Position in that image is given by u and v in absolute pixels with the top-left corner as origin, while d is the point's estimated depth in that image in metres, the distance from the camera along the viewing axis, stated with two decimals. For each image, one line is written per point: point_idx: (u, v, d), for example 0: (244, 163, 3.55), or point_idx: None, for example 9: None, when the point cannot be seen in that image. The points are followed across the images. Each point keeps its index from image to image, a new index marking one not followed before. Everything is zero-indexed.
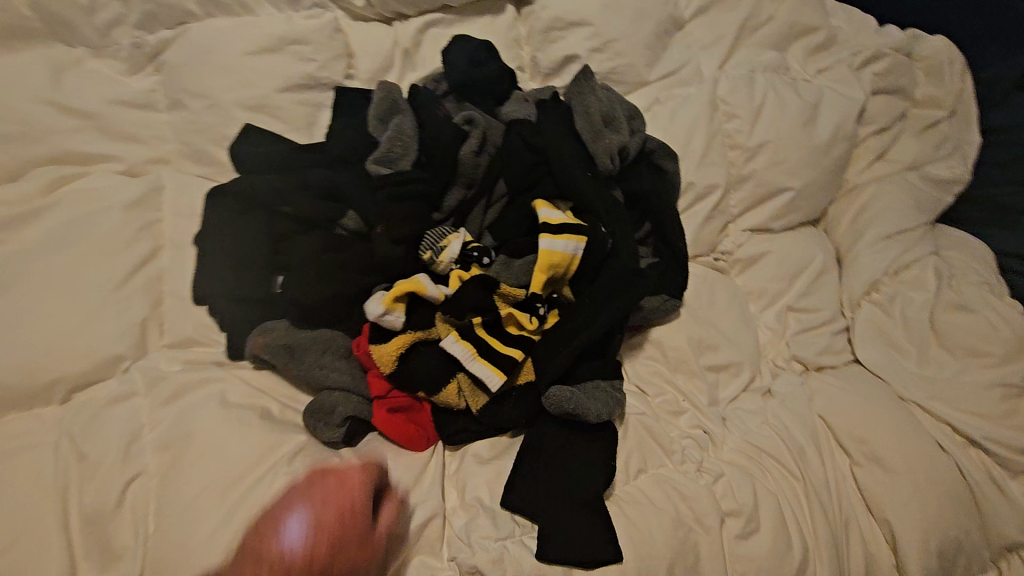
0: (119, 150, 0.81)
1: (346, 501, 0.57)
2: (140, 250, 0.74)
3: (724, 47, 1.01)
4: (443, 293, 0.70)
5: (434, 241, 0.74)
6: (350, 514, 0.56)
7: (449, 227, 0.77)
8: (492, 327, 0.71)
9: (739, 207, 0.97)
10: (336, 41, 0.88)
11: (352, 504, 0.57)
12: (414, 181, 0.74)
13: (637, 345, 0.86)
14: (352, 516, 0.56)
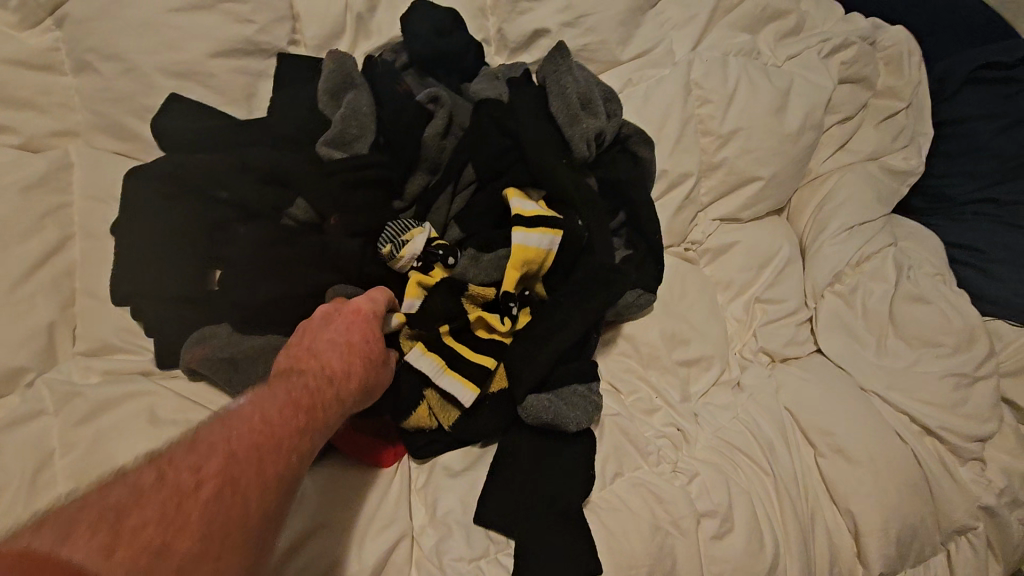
0: (13, 119, 0.69)
1: (369, 302, 0.58)
2: (43, 241, 0.63)
3: (698, 27, 0.97)
4: (403, 314, 0.63)
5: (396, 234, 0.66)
6: (375, 311, 0.58)
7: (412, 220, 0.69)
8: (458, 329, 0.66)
9: (708, 196, 0.95)
10: (278, 1, 0.77)
11: (374, 307, 0.58)
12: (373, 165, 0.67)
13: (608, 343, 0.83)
14: (375, 312, 0.58)
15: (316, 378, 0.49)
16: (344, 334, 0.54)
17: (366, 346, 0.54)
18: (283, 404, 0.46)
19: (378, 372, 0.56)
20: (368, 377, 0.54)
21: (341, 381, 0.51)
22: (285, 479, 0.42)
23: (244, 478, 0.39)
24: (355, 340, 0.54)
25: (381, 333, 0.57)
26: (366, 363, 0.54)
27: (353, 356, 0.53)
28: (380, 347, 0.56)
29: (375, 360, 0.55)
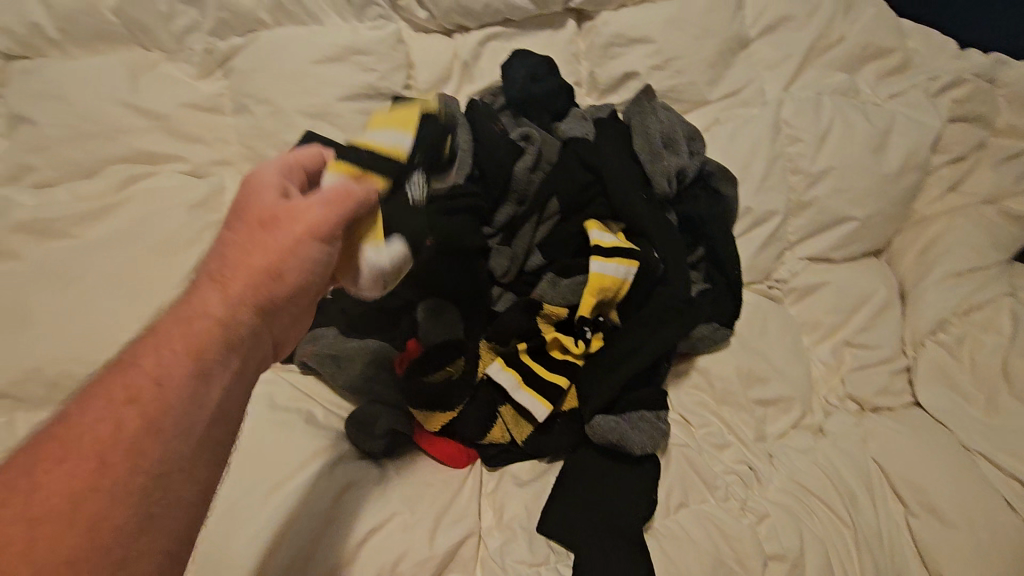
0: (188, 151, 0.85)
1: (236, 193, 0.50)
2: (201, 250, 0.77)
3: (792, 67, 0.98)
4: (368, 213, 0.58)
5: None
6: (253, 188, 0.49)
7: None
8: (534, 344, 0.71)
9: (797, 234, 0.93)
10: (397, 51, 0.89)
11: (248, 188, 0.49)
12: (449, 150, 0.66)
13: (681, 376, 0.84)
14: (245, 194, 0.49)
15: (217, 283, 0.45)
16: (216, 243, 0.48)
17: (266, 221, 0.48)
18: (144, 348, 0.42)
19: (266, 241, 0.47)
20: (258, 254, 0.46)
21: (209, 292, 0.45)
22: (169, 397, 0.40)
23: (66, 448, 0.37)
24: (227, 240, 0.48)
25: (264, 206, 0.48)
26: (276, 230, 0.47)
27: (225, 259, 0.47)
28: (260, 221, 0.48)
29: (255, 241, 0.47)
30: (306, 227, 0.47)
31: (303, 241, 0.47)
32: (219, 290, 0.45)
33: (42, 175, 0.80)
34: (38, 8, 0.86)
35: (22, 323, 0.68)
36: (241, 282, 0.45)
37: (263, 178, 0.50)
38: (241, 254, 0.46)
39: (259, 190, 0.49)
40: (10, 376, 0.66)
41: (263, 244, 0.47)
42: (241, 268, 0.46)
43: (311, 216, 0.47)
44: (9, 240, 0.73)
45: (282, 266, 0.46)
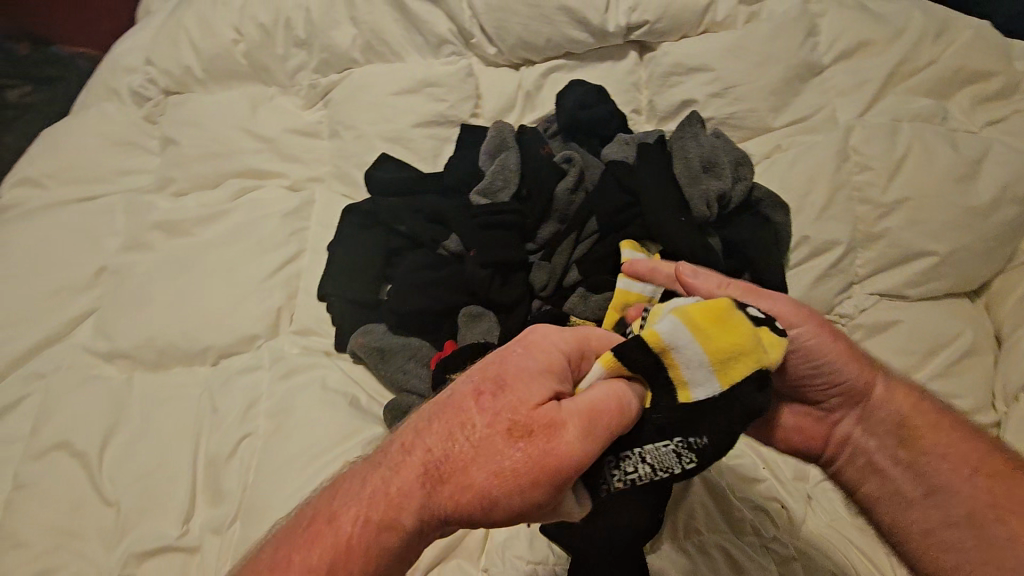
0: (287, 168, 0.99)
1: (498, 361, 0.44)
2: (287, 251, 0.90)
3: (867, 93, 0.93)
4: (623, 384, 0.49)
5: (654, 471, 0.49)
6: (511, 369, 0.43)
7: (681, 438, 0.51)
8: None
9: (865, 267, 0.87)
10: (467, 84, 0.99)
11: (503, 363, 0.44)
12: (699, 419, 0.51)
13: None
14: (498, 372, 0.43)
15: (415, 474, 0.42)
16: (434, 404, 0.44)
17: (531, 462, 0.40)
18: (357, 478, 0.44)
19: (491, 454, 0.41)
20: (473, 466, 0.41)
21: (410, 477, 0.42)
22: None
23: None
24: (461, 407, 0.42)
25: (513, 408, 0.41)
26: (533, 459, 0.40)
27: (434, 440, 0.42)
28: (516, 428, 0.41)
29: (474, 446, 0.41)
30: (543, 458, 0.40)
31: (527, 480, 0.40)
32: (423, 487, 0.42)
33: (177, 184, 0.99)
34: (191, 54, 1.07)
35: (148, 301, 0.85)
36: (449, 487, 0.41)
37: (525, 361, 0.44)
38: (451, 447, 0.42)
39: (502, 372, 0.43)
40: (130, 341, 0.81)
41: (482, 454, 0.41)
42: (457, 475, 0.41)
43: (565, 446, 0.41)
44: (147, 234, 0.91)
45: (495, 496, 0.40)
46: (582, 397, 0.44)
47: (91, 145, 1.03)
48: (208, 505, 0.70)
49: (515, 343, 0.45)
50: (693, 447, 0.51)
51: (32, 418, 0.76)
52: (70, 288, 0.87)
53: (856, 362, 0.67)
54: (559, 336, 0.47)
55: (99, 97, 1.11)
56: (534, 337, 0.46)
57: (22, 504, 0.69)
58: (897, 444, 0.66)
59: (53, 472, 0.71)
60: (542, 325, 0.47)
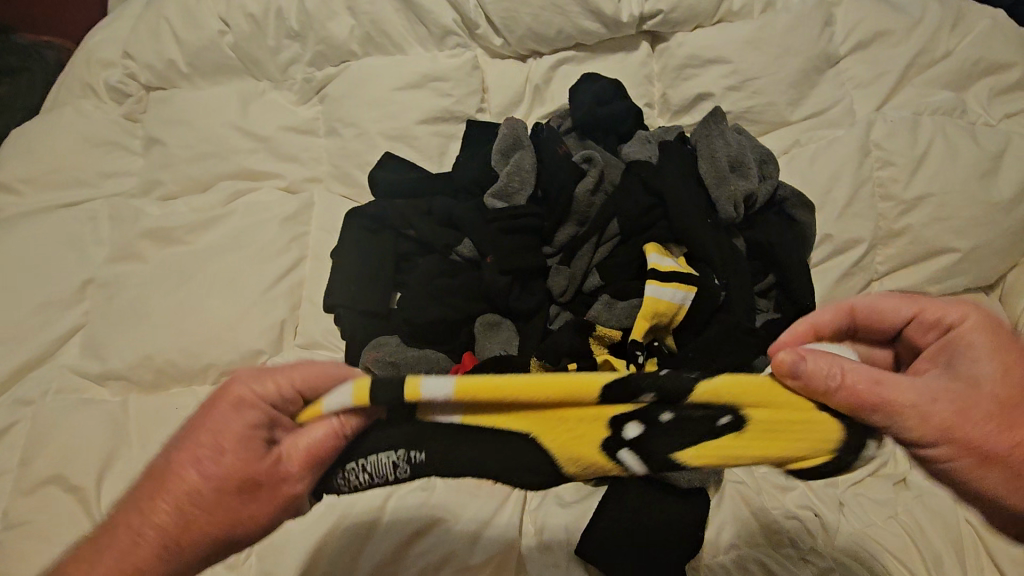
0: (283, 168, 0.93)
1: (201, 429, 0.47)
2: (288, 259, 0.85)
3: (885, 85, 0.91)
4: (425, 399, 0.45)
5: (370, 479, 0.50)
6: (213, 436, 0.46)
7: (402, 454, 0.49)
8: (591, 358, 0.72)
9: (886, 264, 0.83)
10: (473, 77, 0.94)
11: (208, 431, 0.46)
12: (427, 442, 0.49)
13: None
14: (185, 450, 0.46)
15: (148, 535, 0.45)
16: (147, 476, 0.48)
17: (258, 505, 0.46)
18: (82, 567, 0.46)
19: (218, 513, 0.46)
20: (200, 521, 0.45)
21: (130, 534, 0.46)
22: None
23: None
24: (182, 476, 0.46)
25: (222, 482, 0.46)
26: (256, 500, 0.46)
27: (165, 517, 0.46)
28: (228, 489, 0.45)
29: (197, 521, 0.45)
30: (277, 501, 0.47)
31: (263, 519, 0.47)
32: (162, 556, 0.45)
33: (165, 188, 0.93)
34: (173, 47, 1.00)
35: (141, 316, 0.79)
36: (189, 544, 0.46)
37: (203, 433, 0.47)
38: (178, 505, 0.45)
39: (214, 441, 0.46)
40: (124, 361, 0.76)
41: (213, 514, 0.46)
42: (194, 537, 0.45)
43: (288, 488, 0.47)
44: (137, 244, 0.85)
45: (238, 538, 0.46)
46: (302, 438, 0.47)
47: (69, 146, 0.96)
48: None
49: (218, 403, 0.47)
50: (411, 462, 0.50)
51: (21, 448, 0.70)
52: (53, 304, 0.81)
53: (1015, 371, 0.51)
54: (259, 384, 0.47)
55: (74, 93, 1.03)
56: (237, 391, 0.47)
57: (14, 544, 0.64)
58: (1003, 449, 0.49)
59: (50, 506, 0.66)
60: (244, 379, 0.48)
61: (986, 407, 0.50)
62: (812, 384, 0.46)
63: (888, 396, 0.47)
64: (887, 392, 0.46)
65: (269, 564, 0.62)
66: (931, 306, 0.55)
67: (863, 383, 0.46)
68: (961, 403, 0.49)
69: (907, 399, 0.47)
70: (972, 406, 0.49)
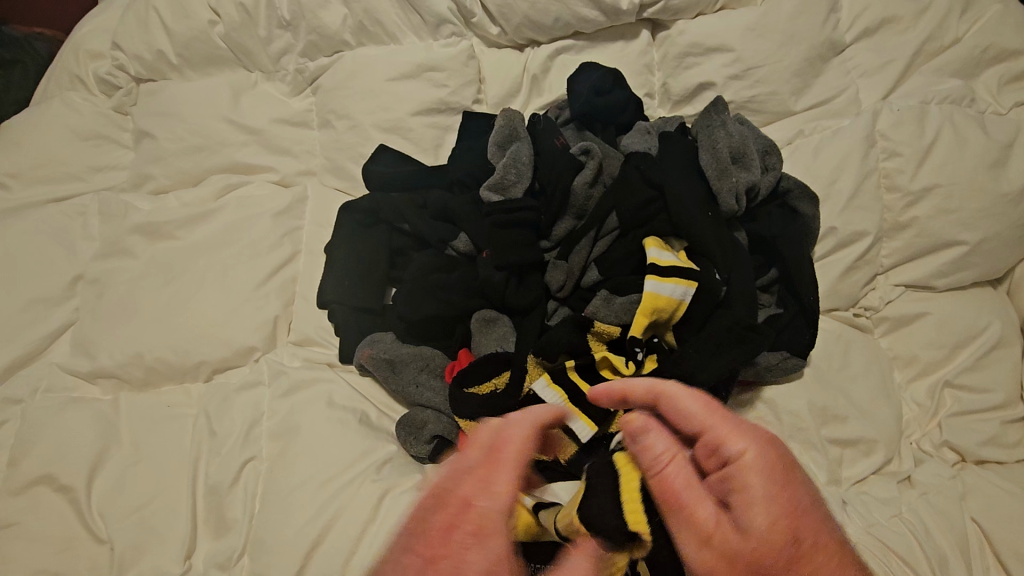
0: (275, 161, 0.92)
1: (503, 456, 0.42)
2: (281, 254, 0.83)
3: (891, 74, 0.88)
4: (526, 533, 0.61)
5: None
6: (487, 519, 0.39)
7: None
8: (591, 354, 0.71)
9: (891, 256, 0.81)
10: (468, 67, 0.92)
11: (479, 513, 0.39)
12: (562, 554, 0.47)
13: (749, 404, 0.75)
14: (467, 521, 0.39)
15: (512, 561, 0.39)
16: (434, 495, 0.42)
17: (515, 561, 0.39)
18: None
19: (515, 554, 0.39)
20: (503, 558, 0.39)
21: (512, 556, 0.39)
22: None
23: None
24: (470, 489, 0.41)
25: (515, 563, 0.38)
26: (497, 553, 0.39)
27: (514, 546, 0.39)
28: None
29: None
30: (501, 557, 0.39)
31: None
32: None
33: (156, 182, 0.91)
34: (162, 37, 0.98)
35: (131, 313, 0.78)
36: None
37: (493, 498, 0.40)
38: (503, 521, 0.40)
39: (468, 520, 0.39)
40: (114, 359, 0.75)
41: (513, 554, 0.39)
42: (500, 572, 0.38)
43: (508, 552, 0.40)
44: (126, 239, 0.84)
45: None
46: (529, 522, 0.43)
47: (58, 139, 0.94)
48: (211, 537, 0.64)
49: (503, 457, 0.42)
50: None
51: (10, 448, 0.69)
52: (42, 301, 0.80)
53: (782, 518, 0.40)
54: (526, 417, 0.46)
55: (62, 85, 1.01)
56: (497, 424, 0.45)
57: (3, 546, 0.62)
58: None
59: (39, 507, 0.65)
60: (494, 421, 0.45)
61: (798, 533, 0.41)
62: (647, 456, 0.46)
63: (686, 504, 0.42)
64: (684, 501, 0.42)
65: (261, 566, 0.61)
66: (758, 432, 0.44)
67: (678, 481, 0.43)
68: (761, 550, 0.40)
69: (673, 477, 0.43)
70: (790, 518, 0.41)
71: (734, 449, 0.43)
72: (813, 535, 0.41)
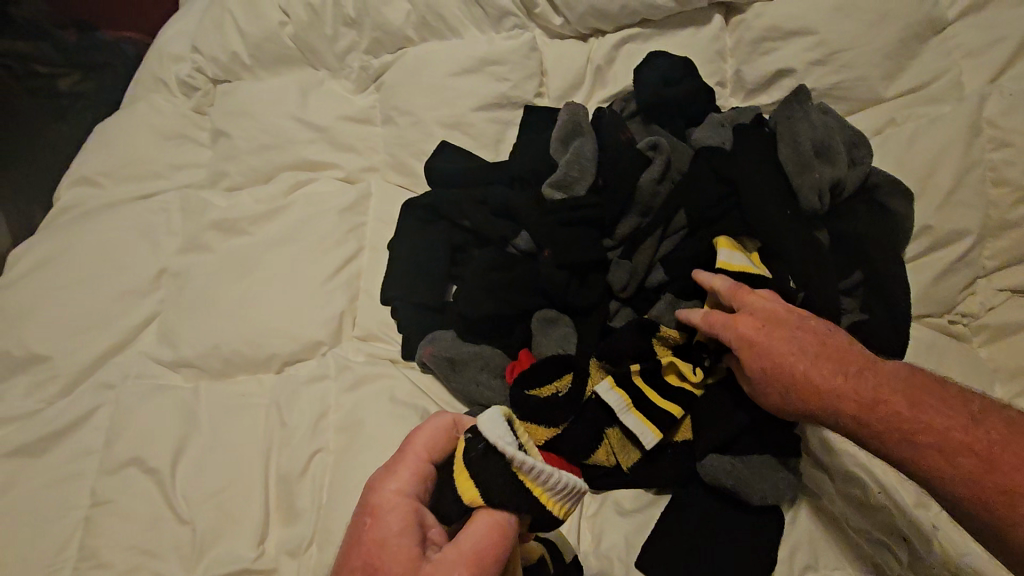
0: (341, 158, 0.94)
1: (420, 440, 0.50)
2: (346, 250, 0.85)
3: (1002, 53, 0.79)
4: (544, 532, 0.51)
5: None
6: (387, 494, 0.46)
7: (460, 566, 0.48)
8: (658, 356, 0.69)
9: (994, 259, 0.73)
10: (531, 60, 0.90)
11: (373, 496, 0.47)
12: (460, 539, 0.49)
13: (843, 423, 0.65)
14: (365, 502, 0.47)
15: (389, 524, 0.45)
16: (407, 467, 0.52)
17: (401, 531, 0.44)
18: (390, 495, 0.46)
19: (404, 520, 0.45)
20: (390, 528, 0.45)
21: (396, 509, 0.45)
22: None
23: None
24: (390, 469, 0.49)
25: (382, 540, 0.44)
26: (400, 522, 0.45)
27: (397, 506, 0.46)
28: (357, 554, 0.44)
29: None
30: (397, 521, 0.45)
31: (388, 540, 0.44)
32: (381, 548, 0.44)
33: (230, 179, 0.95)
34: (236, 39, 1.02)
35: (209, 307, 0.82)
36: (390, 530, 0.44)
37: (391, 482, 0.47)
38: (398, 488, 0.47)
39: (367, 505, 0.46)
40: (195, 350, 0.79)
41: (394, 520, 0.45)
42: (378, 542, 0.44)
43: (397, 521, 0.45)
44: (205, 235, 0.88)
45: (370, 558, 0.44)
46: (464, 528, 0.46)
47: (143, 139, 1.00)
48: (282, 524, 0.67)
49: (409, 446, 0.49)
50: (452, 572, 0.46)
51: (103, 430, 0.74)
52: (131, 293, 0.85)
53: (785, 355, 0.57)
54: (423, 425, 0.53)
55: (147, 87, 1.07)
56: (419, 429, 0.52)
57: (99, 521, 0.68)
58: (936, 471, 0.48)
59: (130, 487, 0.69)
60: (429, 421, 0.51)
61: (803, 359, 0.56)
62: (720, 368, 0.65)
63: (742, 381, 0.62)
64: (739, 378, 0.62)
65: (327, 556, 0.63)
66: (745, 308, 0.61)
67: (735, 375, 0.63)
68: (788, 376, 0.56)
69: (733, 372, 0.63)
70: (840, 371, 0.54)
71: (790, 361, 0.56)
72: (901, 415, 0.50)
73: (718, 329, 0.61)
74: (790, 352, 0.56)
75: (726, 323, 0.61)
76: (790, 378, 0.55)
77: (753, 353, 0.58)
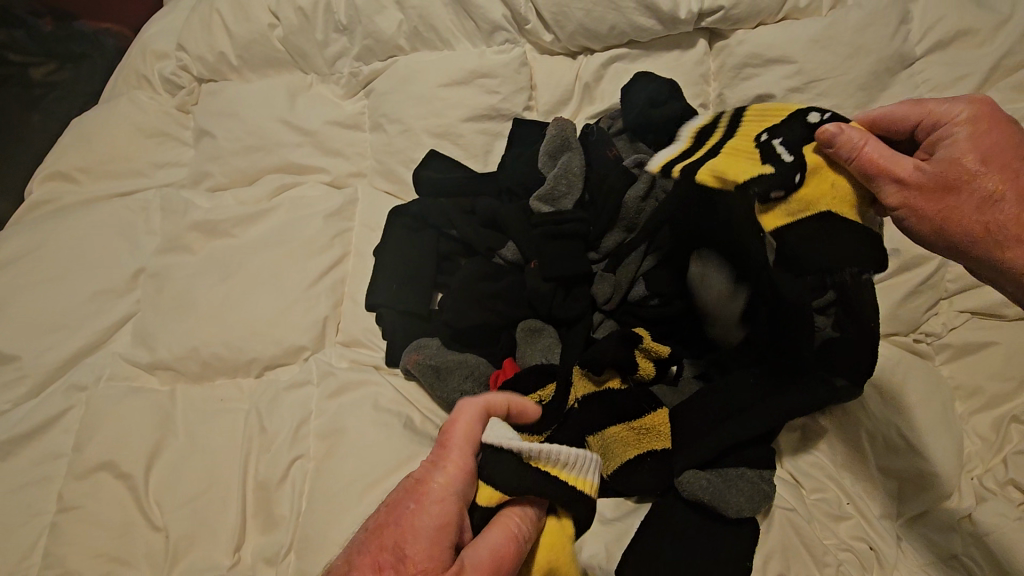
0: (329, 163, 0.93)
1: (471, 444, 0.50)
2: (332, 255, 0.85)
3: (965, 90, 0.83)
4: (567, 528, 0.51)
5: None
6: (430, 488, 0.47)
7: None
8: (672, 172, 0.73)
9: (955, 282, 0.77)
10: (521, 74, 0.92)
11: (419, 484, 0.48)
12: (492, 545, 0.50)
13: (812, 439, 0.73)
14: (410, 487, 0.48)
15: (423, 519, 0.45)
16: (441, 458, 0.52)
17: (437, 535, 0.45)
18: (433, 495, 0.47)
19: (441, 523, 0.45)
20: (424, 524, 0.45)
21: (433, 506, 0.46)
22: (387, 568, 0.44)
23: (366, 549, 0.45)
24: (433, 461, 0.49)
25: (421, 533, 0.45)
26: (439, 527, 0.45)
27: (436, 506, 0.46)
28: (388, 535, 0.45)
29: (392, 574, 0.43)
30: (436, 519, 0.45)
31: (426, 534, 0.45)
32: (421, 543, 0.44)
33: (214, 179, 0.94)
34: (224, 39, 1.01)
35: (188, 308, 0.81)
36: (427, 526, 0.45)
37: (438, 474, 0.48)
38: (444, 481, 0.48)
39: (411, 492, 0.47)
40: (172, 352, 0.77)
41: (430, 514, 0.46)
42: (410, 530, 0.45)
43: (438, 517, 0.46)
44: (186, 235, 0.87)
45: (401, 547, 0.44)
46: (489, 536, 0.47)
47: (123, 136, 0.98)
48: (260, 531, 0.66)
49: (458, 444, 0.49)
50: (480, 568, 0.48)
51: (73, 434, 0.72)
52: (106, 293, 0.83)
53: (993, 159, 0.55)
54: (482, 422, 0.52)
55: (129, 83, 1.05)
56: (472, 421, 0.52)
57: (66, 528, 0.65)
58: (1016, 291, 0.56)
59: (102, 493, 0.68)
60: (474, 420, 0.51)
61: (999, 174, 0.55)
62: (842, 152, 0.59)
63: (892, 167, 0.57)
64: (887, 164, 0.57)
65: (305, 563, 0.62)
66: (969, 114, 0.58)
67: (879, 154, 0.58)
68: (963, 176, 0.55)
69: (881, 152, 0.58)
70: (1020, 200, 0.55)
71: (976, 171, 0.55)
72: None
73: (935, 117, 0.59)
74: (977, 162, 0.55)
75: (948, 112, 0.58)
76: (968, 174, 0.55)
77: (961, 138, 0.56)
